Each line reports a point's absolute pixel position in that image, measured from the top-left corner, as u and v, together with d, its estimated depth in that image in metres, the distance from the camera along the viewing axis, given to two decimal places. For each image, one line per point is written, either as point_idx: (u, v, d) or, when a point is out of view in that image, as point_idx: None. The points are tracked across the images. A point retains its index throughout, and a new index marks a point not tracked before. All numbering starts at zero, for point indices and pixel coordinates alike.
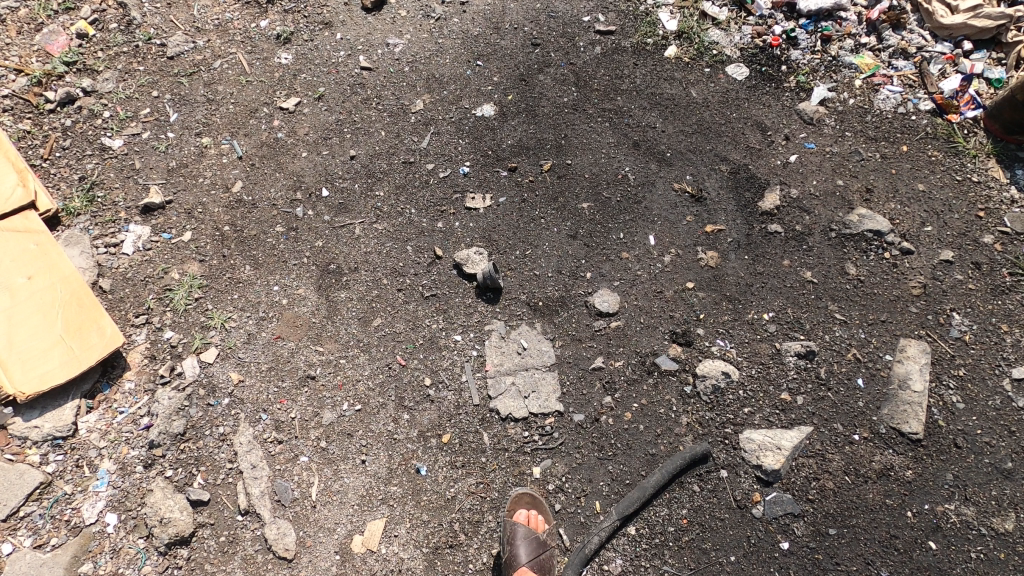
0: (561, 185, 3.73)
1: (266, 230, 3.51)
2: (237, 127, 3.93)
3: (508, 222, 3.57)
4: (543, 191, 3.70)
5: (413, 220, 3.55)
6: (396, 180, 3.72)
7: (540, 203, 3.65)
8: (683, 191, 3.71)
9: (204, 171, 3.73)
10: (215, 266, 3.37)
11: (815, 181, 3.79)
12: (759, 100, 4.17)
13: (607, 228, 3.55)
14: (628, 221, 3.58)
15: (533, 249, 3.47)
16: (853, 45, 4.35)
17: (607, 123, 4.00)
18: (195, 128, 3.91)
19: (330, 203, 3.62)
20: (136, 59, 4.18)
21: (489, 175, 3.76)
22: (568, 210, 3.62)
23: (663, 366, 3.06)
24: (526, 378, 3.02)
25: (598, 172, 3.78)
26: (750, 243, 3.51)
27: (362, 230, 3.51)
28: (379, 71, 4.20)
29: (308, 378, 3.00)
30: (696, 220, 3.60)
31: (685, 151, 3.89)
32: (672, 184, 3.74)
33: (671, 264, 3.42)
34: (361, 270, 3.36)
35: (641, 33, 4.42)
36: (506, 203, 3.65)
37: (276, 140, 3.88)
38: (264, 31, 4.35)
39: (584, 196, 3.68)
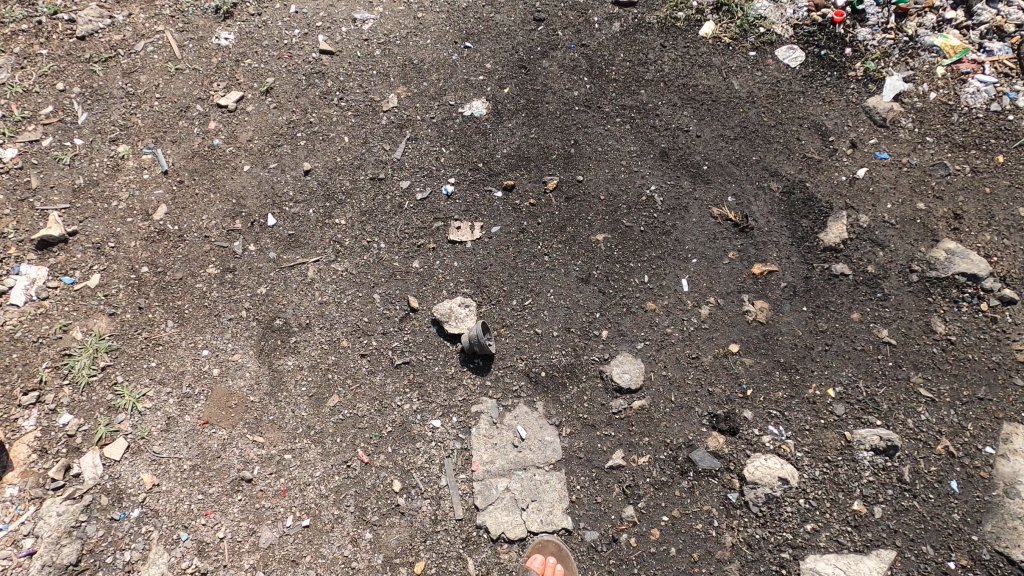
0: (570, 209, 2.95)
1: (195, 272, 2.77)
2: (163, 131, 3.12)
3: (502, 261, 2.82)
4: (546, 218, 2.93)
5: (382, 259, 2.81)
6: (361, 203, 2.95)
7: (542, 234, 2.88)
8: (724, 218, 2.94)
9: (119, 191, 2.95)
10: (128, 322, 2.65)
11: (890, 204, 3.00)
12: (817, 93, 3.33)
13: (628, 269, 2.80)
14: (654, 259, 2.83)
15: (535, 298, 2.73)
16: (935, 21, 3.44)
17: (627, 125, 3.18)
18: (109, 133, 3.10)
19: (277, 235, 2.86)
20: (37, 38, 3.29)
21: (478, 196, 2.98)
22: (577, 244, 2.86)
23: (700, 465, 2.39)
24: (524, 482, 2.35)
25: (616, 192, 3.00)
26: (809, 290, 2.77)
27: (316, 273, 2.77)
28: (342, 55, 3.36)
29: (242, 481, 2.35)
30: (741, 258, 2.85)
31: (726, 164, 3.10)
32: (709, 209, 2.96)
33: (709, 319, 2.69)
34: (313, 327, 2.65)
35: (670, 5, 3.53)
36: (500, 234, 2.88)
37: (211, 149, 3.08)
38: (199, 4, 3.48)
39: (599, 225, 2.91)
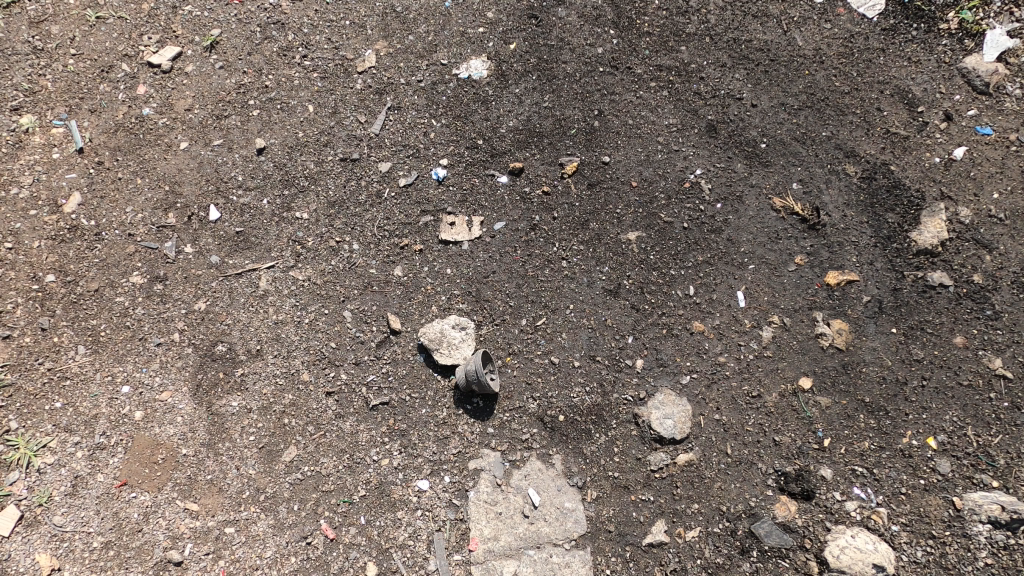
0: (594, 200, 2.33)
1: (114, 281, 2.17)
2: (79, 96, 2.46)
3: (506, 268, 2.21)
4: (563, 211, 2.31)
5: (355, 264, 2.21)
6: (328, 191, 2.32)
7: (558, 233, 2.27)
8: (788, 212, 2.32)
9: (21, 175, 2.32)
10: (27, 348, 2.06)
11: (996, 192, 2.30)
12: (900, 51, 2.62)
13: (668, 279, 2.21)
14: (701, 266, 2.23)
15: (549, 317, 2.14)
16: None
17: (664, 91, 2.53)
18: (11, 99, 2.44)
19: (221, 233, 2.25)
20: None
21: (477, 182, 2.36)
22: (603, 246, 2.25)
23: (765, 542, 1.85)
24: (540, 566, 1.83)
25: (650, 178, 2.37)
26: (899, 307, 2.17)
27: (270, 283, 2.17)
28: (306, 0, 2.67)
29: (170, 564, 1.81)
30: (811, 264, 2.24)
31: (789, 141, 2.46)
32: (769, 199, 2.34)
33: (772, 345, 2.11)
34: (266, 355, 2.07)
35: None
36: (505, 232, 2.27)
37: (139, 121, 2.43)
38: None
39: (631, 220, 2.30)
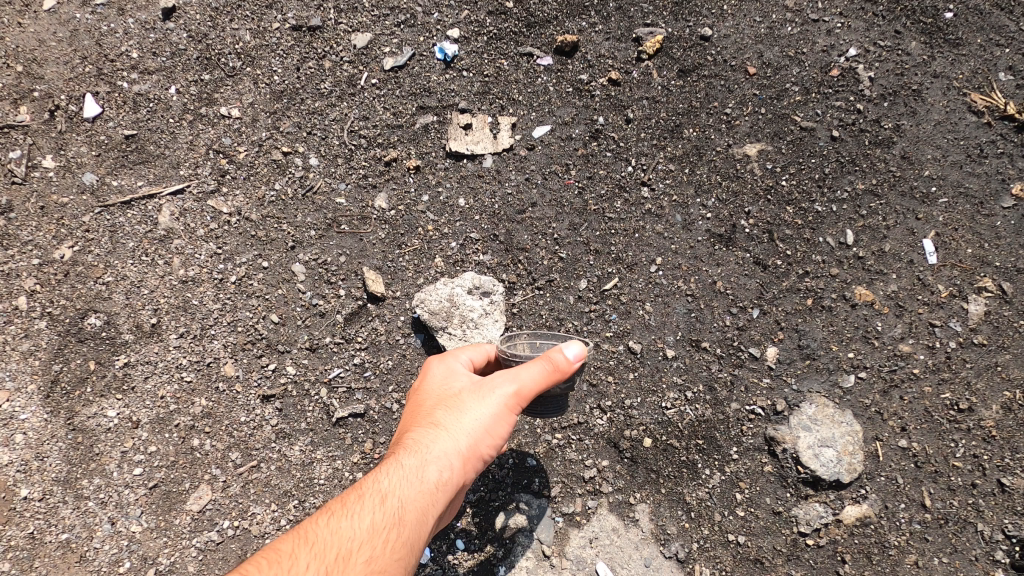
0: (689, 94, 1.48)
1: None
2: None
3: (553, 199, 1.39)
4: (641, 111, 1.47)
5: (311, 189, 1.39)
6: (272, 76, 1.48)
7: (634, 144, 1.44)
8: (999, 113, 1.46)
9: None
10: None
11: None
12: None
13: (813, 218, 1.38)
14: (863, 199, 1.40)
15: (622, 277, 1.34)
16: None
17: None
18: None
19: (102, 138, 1.42)
20: None
21: (506, 64, 1.49)
22: (704, 165, 1.43)
23: None
24: None
25: (776, 62, 1.51)
26: None
27: (175, 217, 1.36)
28: None
29: None
30: None
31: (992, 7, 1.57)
32: (966, 97, 1.49)
33: (985, 325, 1.30)
34: (165, 333, 1.28)
35: None
36: (550, 142, 1.44)
37: None
38: None
39: (749, 127, 1.46)
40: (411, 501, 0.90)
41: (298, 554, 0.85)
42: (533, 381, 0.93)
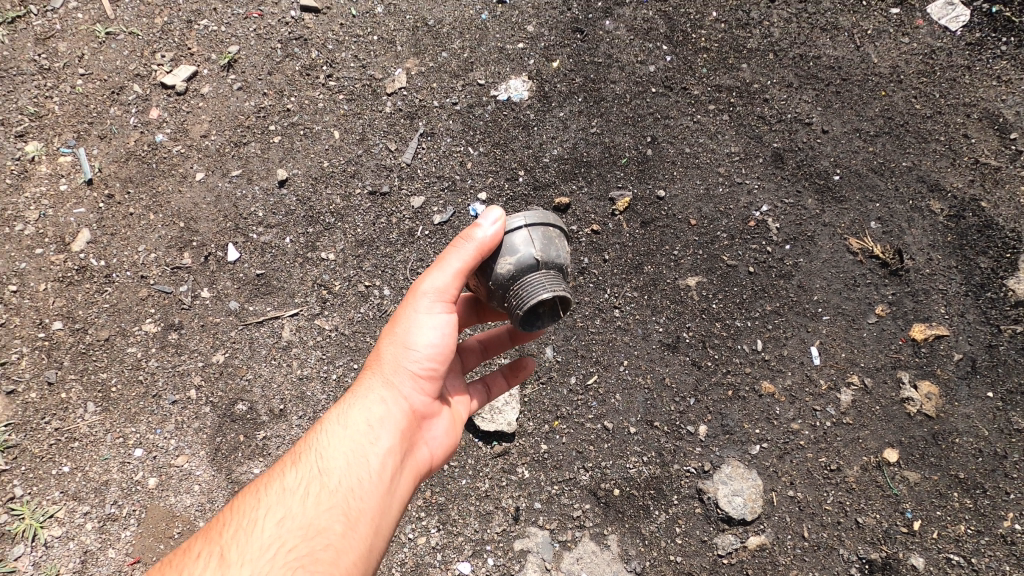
0: (648, 239, 2.11)
1: (126, 330, 1.99)
2: (89, 123, 2.29)
3: None
4: (614, 253, 2.09)
5: (385, 312, 2.01)
6: (356, 229, 2.12)
7: (609, 277, 2.06)
8: (867, 252, 2.08)
9: (26, 209, 2.16)
10: (33, 404, 1.90)
11: None
12: (987, 69, 2.39)
13: (734, 331, 1.98)
14: (770, 316, 2.00)
15: (600, 374, 1.94)
16: None
17: (724, 116, 2.30)
18: (17, 126, 2.28)
19: (240, 275, 2.06)
20: None
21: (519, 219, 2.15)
22: (658, 292, 2.03)
23: None
24: None
25: (710, 216, 2.14)
26: (995, 363, 1.93)
27: (294, 332, 1.98)
28: (331, 13, 2.47)
29: None
30: (895, 314, 2.00)
31: (865, 173, 2.21)
32: (845, 241, 2.10)
33: (852, 408, 1.88)
34: (289, 415, 1.89)
35: None
36: None
37: (152, 150, 2.25)
38: None
39: (691, 263, 2.07)
40: (331, 457, 1.31)
41: (207, 541, 1.25)
42: (451, 268, 1.35)
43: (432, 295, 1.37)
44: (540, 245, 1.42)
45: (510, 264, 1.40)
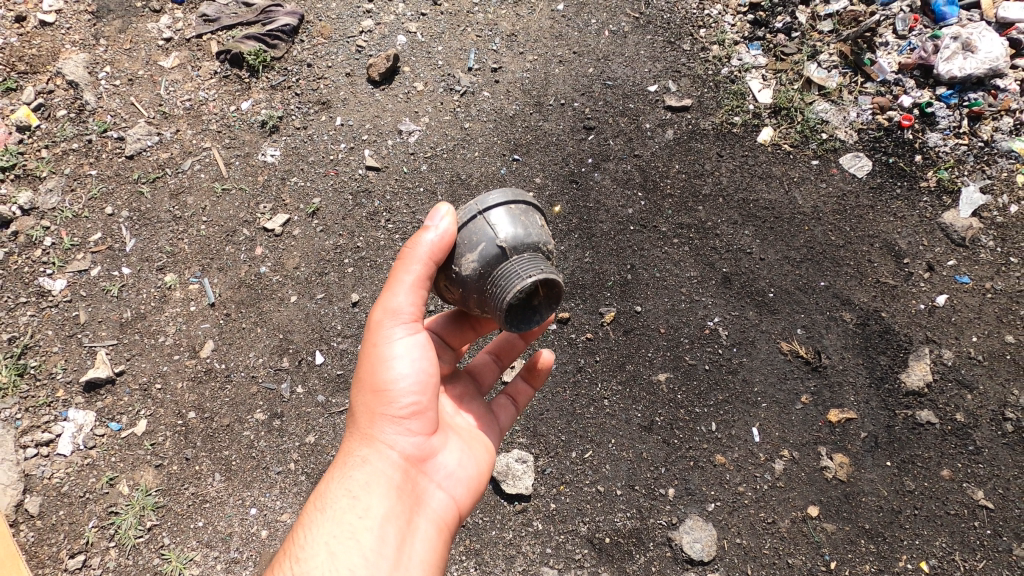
0: (629, 344, 2.82)
1: (241, 417, 2.69)
2: (210, 257, 3.08)
3: (558, 406, 2.72)
4: (604, 355, 2.80)
5: None
6: None
7: (600, 374, 2.76)
8: (794, 353, 2.76)
9: (166, 325, 2.91)
10: (175, 474, 2.59)
11: (975, 335, 2.79)
12: (887, 207, 3.15)
13: (695, 414, 2.65)
14: (721, 404, 2.67)
15: (594, 449, 2.62)
16: (1012, 124, 3.24)
17: (685, 247, 3.05)
18: (157, 261, 3.07)
19: (325, 374, 2.77)
20: (87, 160, 3.36)
21: None
22: (637, 386, 2.73)
23: None
24: None
25: (676, 325, 2.85)
26: (893, 439, 2.58)
27: None
28: (388, 171, 3.30)
29: None
30: (816, 401, 2.67)
31: (793, 290, 2.93)
32: (778, 344, 2.79)
33: (784, 475, 2.52)
34: None
35: (725, 110, 3.46)
36: (556, 374, 2.78)
37: (258, 278, 3.02)
38: (245, 117, 3.49)
39: (661, 363, 2.77)
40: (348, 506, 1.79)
41: None
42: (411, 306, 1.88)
43: (408, 340, 1.88)
44: (500, 224, 1.88)
45: (473, 256, 1.86)
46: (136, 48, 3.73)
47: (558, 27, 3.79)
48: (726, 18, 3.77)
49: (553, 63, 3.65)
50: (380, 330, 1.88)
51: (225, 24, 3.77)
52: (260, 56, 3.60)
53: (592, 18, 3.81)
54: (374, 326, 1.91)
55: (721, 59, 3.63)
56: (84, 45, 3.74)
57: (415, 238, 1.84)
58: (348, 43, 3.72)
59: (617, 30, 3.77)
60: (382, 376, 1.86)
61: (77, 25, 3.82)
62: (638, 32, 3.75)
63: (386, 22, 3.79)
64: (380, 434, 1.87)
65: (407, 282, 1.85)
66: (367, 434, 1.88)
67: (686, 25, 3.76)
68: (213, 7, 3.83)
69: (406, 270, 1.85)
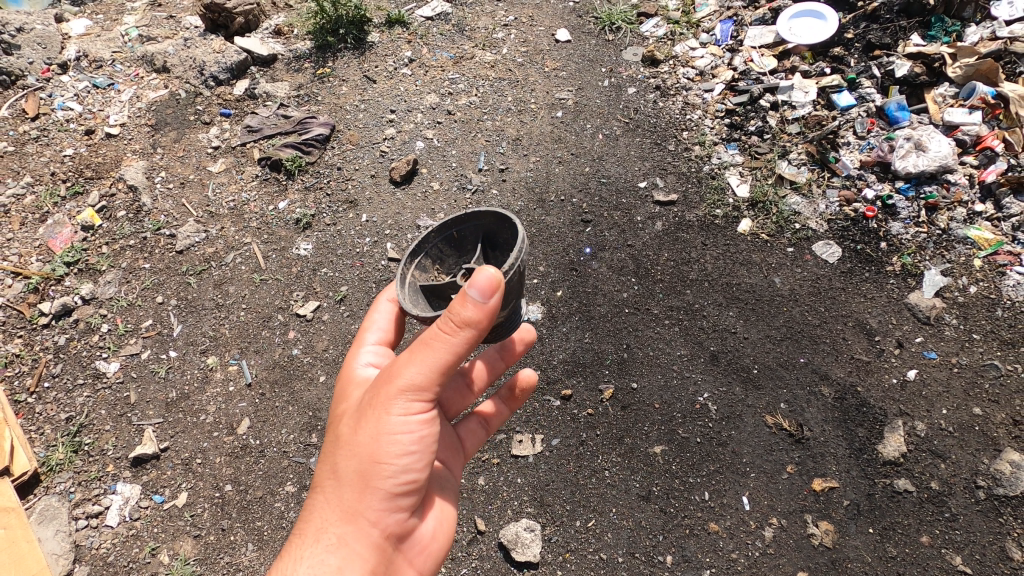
0: (627, 419, 3.10)
1: (273, 489, 2.95)
2: (248, 341, 3.43)
3: (563, 477, 2.98)
4: (604, 429, 3.08)
5: None
6: None
7: (601, 447, 3.03)
8: (779, 425, 3.02)
9: (207, 404, 3.23)
10: (212, 544, 2.83)
11: (946, 408, 3.04)
12: (858, 289, 3.49)
13: (689, 484, 2.90)
14: (713, 474, 2.91)
15: (598, 518, 2.85)
16: (965, 213, 3.63)
17: (675, 327, 3.38)
18: (201, 345, 3.42)
19: None
20: (142, 254, 3.79)
21: (538, 405, 3.19)
22: (635, 457, 2.99)
23: None
24: None
25: (669, 400, 3.13)
26: (873, 507, 2.80)
27: None
28: None
29: None
30: (801, 471, 2.91)
31: (776, 367, 3.22)
32: (763, 417, 3.05)
33: (773, 541, 2.74)
34: None
35: (708, 202, 3.87)
36: (560, 446, 3.06)
37: (290, 359, 3.35)
38: (282, 214, 3.95)
39: (657, 435, 3.04)
40: None
41: None
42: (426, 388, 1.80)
43: (415, 424, 1.83)
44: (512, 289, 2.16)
45: None
46: (188, 155, 4.26)
47: (558, 131, 4.30)
48: (706, 121, 4.27)
49: (554, 163, 4.13)
50: (398, 405, 1.79)
51: (266, 133, 4.32)
52: (296, 161, 4.10)
53: (587, 123, 4.33)
54: (390, 397, 1.79)
55: (702, 157, 4.09)
56: (143, 153, 4.28)
57: (462, 311, 1.66)
58: (373, 148, 4.24)
59: (610, 133, 4.27)
60: (387, 454, 1.82)
61: (138, 136, 4.38)
62: (628, 135, 4.26)
63: (406, 129, 4.33)
64: (370, 513, 1.85)
65: (433, 364, 1.74)
66: (356, 511, 1.84)
67: (670, 127, 4.26)
68: (256, 119, 4.40)
69: (449, 352, 1.73)
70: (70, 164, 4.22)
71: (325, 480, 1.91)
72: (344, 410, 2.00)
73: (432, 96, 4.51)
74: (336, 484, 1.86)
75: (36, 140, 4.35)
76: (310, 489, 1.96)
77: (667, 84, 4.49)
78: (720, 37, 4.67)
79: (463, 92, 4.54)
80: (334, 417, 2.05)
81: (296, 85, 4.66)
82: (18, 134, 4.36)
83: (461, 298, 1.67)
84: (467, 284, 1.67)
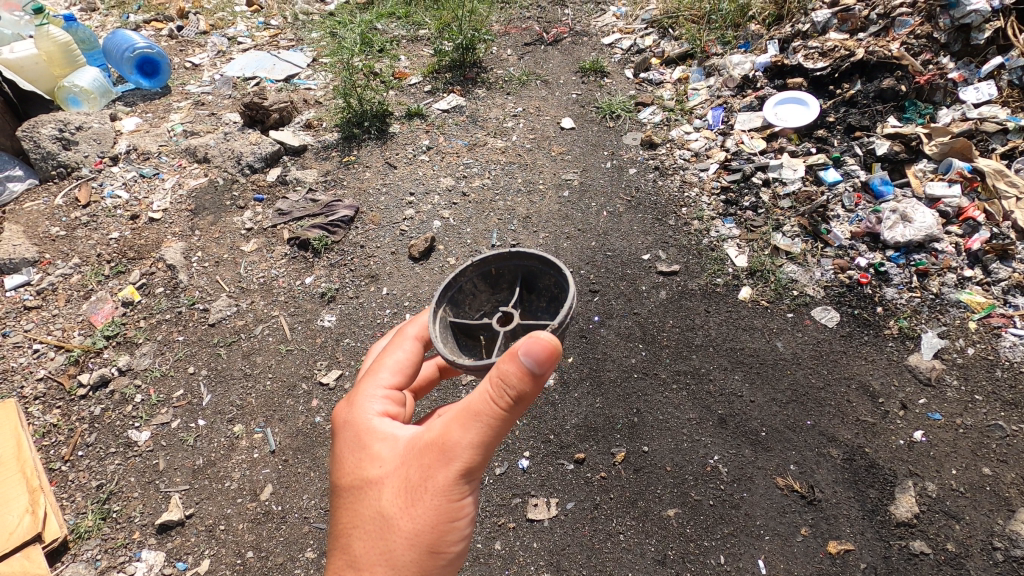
0: (639, 482, 3.17)
1: (293, 556, 3.03)
2: (273, 410, 3.59)
3: (578, 541, 3.02)
4: (617, 492, 3.15)
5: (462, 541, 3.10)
6: None
7: (614, 511, 3.09)
8: (790, 487, 3.07)
9: (232, 471, 3.34)
10: None
11: (955, 468, 3.08)
12: (858, 352, 3.62)
13: (703, 547, 2.94)
14: (727, 537, 2.96)
15: None
16: (956, 279, 3.81)
17: (683, 391, 3.50)
18: (228, 414, 3.58)
19: None
20: (176, 327, 4.04)
21: (552, 469, 3.27)
22: (649, 521, 3.04)
23: None
24: None
25: (681, 463, 3.21)
26: (889, 570, 2.81)
27: None
28: None
29: None
30: (815, 533, 2.93)
31: (783, 429, 3.30)
32: (774, 479, 3.11)
33: None
34: None
35: (709, 272, 4.10)
36: (575, 511, 3.12)
37: (313, 426, 3.49)
38: (309, 289, 4.22)
39: (670, 499, 3.10)
40: None
41: None
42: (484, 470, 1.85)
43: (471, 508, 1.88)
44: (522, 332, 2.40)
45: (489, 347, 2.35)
46: (223, 236, 4.61)
47: (565, 209, 4.62)
48: (703, 198, 4.58)
49: (562, 238, 4.42)
50: (456, 486, 1.80)
51: (295, 215, 4.67)
52: (323, 240, 4.42)
53: (592, 201, 4.66)
54: (453, 482, 1.79)
55: (701, 231, 4.36)
56: (182, 235, 4.64)
57: (533, 392, 1.72)
58: (393, 227, 4.57)
59: (614, 210, 4.58)
60: (444, 539, 1.84)
61: (178, 219, 4.75)
62: (630, 211, 4.56)
63: (424, 210, 4.67)
64: None
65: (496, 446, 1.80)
66: None
67: (670, 204, 4.57)
68: (287, 203, 4.78)
69: (502, 428, 1.77)
70: (114, 245, 4.57)
71: (364, 562, 1.82)
72: (376, 477, 1.89)
73: (447, 180, 4.90)
74: (388, 569, 1.80)
75: (86, 225, 4.75)
76: (342, 567, 1.85)
77: (666, 165, 4.85)
78: (712, 122, 5.09)
79: (477, 175, 4.93)
80: (357, 481, 1.92)
81: (324, 172, 5.08)
82: (70, 220, 4.77)
83: (518, 362, 1.68)
84: (523, 348, 1.69)
